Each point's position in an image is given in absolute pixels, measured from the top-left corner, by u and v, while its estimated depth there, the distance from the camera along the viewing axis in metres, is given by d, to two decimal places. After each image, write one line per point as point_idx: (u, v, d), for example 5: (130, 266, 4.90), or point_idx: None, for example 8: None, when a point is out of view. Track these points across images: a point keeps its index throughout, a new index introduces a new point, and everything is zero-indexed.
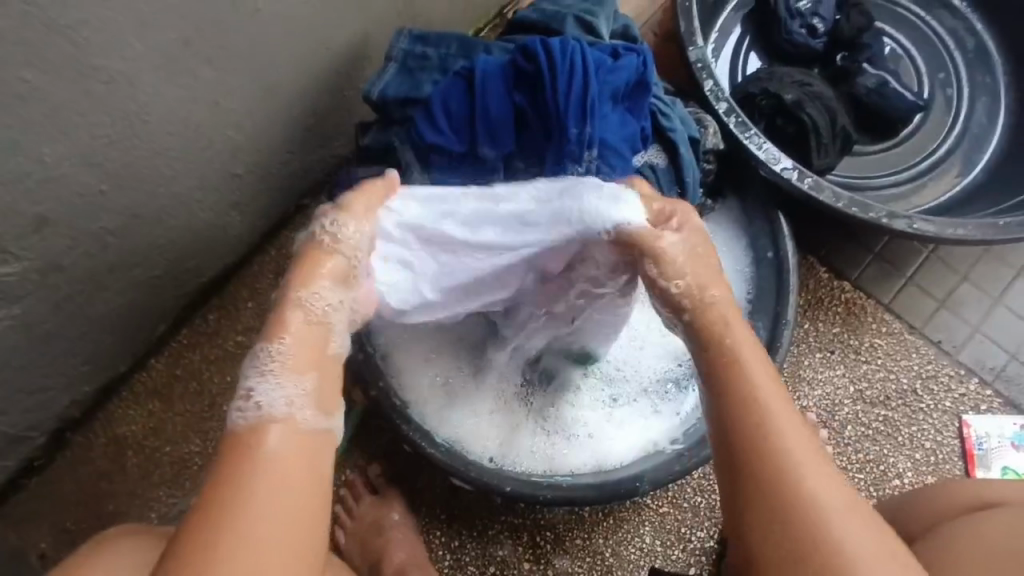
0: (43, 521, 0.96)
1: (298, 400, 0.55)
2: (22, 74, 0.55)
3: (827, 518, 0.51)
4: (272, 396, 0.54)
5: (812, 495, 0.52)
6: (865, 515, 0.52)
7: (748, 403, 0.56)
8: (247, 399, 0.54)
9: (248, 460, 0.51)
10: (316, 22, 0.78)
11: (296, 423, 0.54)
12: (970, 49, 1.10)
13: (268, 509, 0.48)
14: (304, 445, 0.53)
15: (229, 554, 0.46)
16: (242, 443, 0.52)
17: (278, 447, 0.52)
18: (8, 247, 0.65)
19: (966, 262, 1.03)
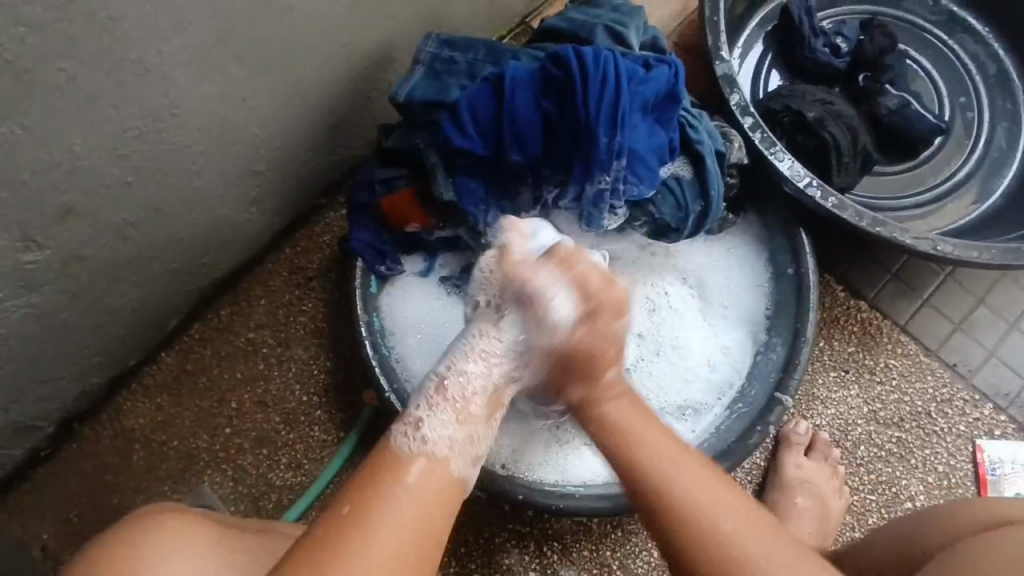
0: (48, 512, 0.95)
1: (458, 444, 0.58)
2: (60, 64, 0.55)
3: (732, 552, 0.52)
4: (435, 429, 0.58)
5: (717, 525, 0.54)
6: (749, 520, 0.54)
7: (655, 486, 0.57)
8: (414, 426, 0.58)
9: (394, 480, 0.54)
10: (346, 23, 0.78)
11: (445, 465, 0.57)
12: (990, 74, 1.10)
13: (405, 523, 0.52)
14: (446, 485, 0.56)
15: (365, 551, 0.50)
16: (397, 461, 0.56)
17: (422, 479, 0.55)
18: (31, 236, 0.65)
19: (983, 286, 1.02)
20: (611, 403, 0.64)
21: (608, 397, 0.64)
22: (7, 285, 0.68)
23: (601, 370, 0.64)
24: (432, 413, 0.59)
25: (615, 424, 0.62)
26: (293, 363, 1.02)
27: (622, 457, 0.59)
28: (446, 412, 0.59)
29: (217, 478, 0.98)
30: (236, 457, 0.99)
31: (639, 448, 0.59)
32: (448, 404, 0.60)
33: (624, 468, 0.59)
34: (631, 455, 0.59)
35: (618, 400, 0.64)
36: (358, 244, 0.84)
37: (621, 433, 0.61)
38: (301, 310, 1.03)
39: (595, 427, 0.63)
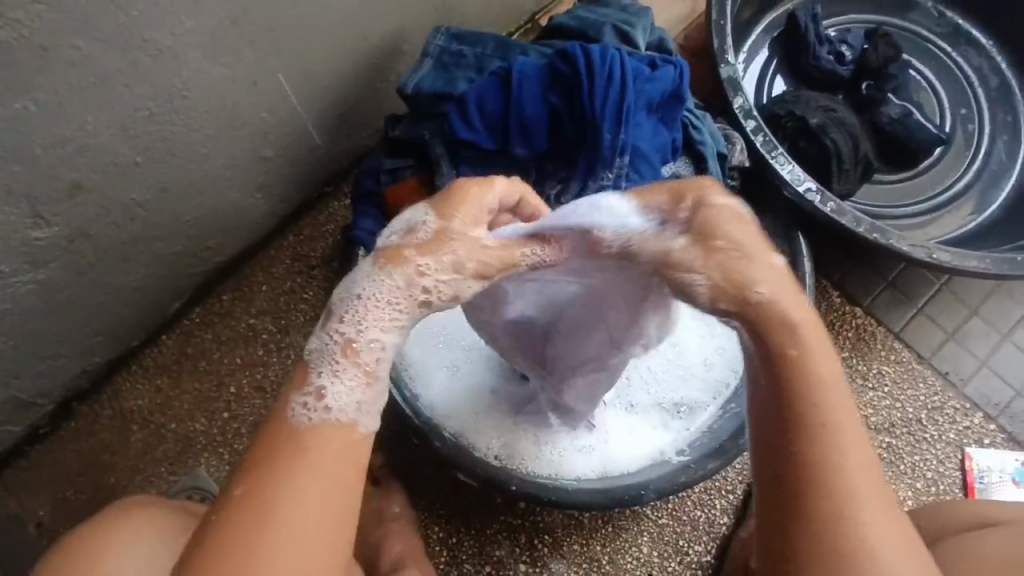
0: (44, 489, 0.96)
1: (368, 403, 0.47)
2: (76, 42, 0.56)
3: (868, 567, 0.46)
4: (339, 397, 0.46)
5: (867, 539, 0.46)
6: (905, 543, 0.47)
7: (824, 467, 0.47)
8: (316, 397, 0.46)
9: (296, 454, 0.45)
10: (357, 13, 0.79)
11: (354, 430, 0.47)
12: (992, 87, 1.12)
13: (314, 506, 0.44)
14: (358, 450, 0.47)
15: (270, 546, 0.43)
16: (293, 437, 0.46)
17: (326, 449, 0.46)
18: (40, 211, 0.66)
19: (977, 296, 1.03)
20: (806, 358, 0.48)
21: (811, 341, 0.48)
22: (14, 260, 0.69)
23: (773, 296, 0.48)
24: (333, 372, 0.47)
25: (810, 379, 0.48)
26: (292, 349, 1.02)
27: (809, 422, 0.47)
28: (351, 372, 0.47)
29: (212, 461, 0.98)
30: (232, 441, 0.99)
31: (833, 425, 0.47)
32: (353, 362, 0.47)
33: (808, 429, 0.47)
34: (818, 420, 0.47)
35: (827, 351, 0.49)
36: (360, 233, 0.84)
37: (816, 395, 0.47)
38: (302, 298, 1.04)
39: (767, 353, 0.48)
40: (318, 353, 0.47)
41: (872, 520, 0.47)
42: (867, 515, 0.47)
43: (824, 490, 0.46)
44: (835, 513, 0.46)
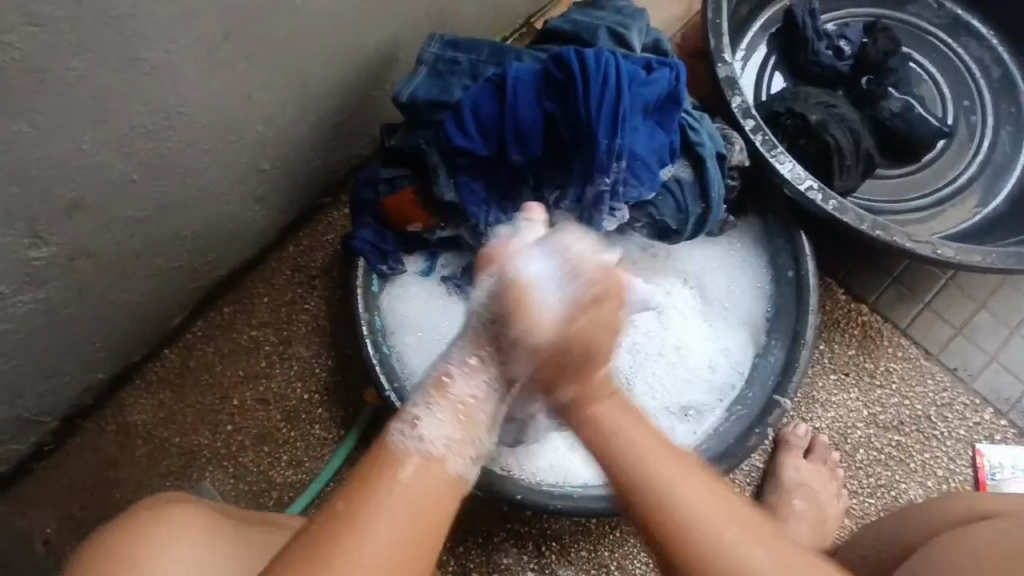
0: (50, 506, 0.96)
1: (457, 443, 0.55)
2: (70, 62, 0.56)
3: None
4: (432, 429, 0.55)
5: (742, 570, 0.49)
6: (766, 540, 0.50)
7: (660, 508, 0.51)
8: (412, 425, 0.54)
9: (392, 474, 0.51)
10: (353, 22, 0.78)
11: (443, 465, 0.53)
12: (995, 78, 1.10)
13: (401, 521, 0.49)
14: (440, 481, 0.53)
15: (360, 547, 0.47)
16: (392, 462, 0.52)
17: (418, 475, 0.52)
18: (38, 231, 0.66)
19: (983, 290, 1.02)
20: (594, 410, 0.58)
21: (606, 410, 0.57)
22: (14, 280, 0.68)
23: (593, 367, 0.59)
24: (432, 409, 0.56)
25: (599, 427, 0.57)
26: (295, 361, 1.02)
27: (628, 474, 0.53)
28: (445, 410, 0.56)
29: (217, 475, 0.98)
30: (236, 454, 0.99)
31: (641, 466, 0.53)
32: (452, 406, 0.56)
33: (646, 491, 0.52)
34: (637, 471, 0.53)
35: (676, 476, 0.53)
36: (360, 243, 0.84)
37: (609, 437, 0.56)
38: (304, 308, 1.04)
39: (582, 431, 0.58)
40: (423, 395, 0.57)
41: (745, 546, 0.49)
42: (718, 536, 0.50)
43: (668, 530, 0.51)
44: (683, 502, 0.51)
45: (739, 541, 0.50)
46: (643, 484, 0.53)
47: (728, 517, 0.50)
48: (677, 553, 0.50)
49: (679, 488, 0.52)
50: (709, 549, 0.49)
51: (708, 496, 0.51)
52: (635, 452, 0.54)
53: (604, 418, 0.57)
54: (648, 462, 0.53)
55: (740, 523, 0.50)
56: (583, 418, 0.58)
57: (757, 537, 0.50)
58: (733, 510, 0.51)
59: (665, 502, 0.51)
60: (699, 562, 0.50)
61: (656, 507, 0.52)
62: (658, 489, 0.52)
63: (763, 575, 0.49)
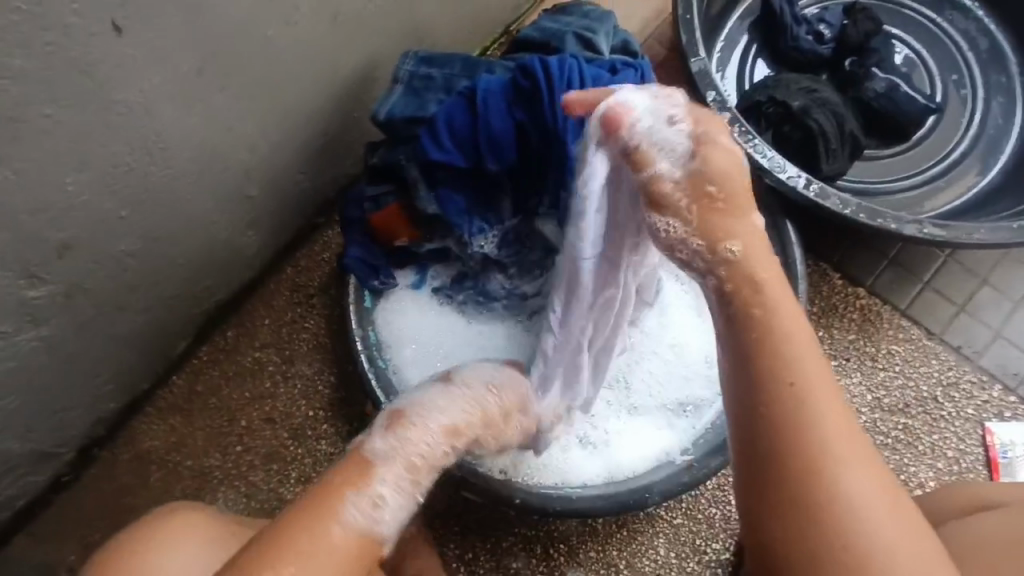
0: (71, 534, 0.99)
1: (392, 514, 0.57)
2: (47, 109, 0.58)
3: (853, 510, 0.47)
4: (380, 490, 0.57)
5: (846, 498, 0.47)
6: (892, 500, 0.48)
7: (795, 410, 0.49)
8: (367, 499, 0.56)
9: (329, 524, 0.53)
10: (327, 47, 0.80)
11: (373, 520, 0.55)
12: (983, 49, 1.09)
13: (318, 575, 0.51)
14: (369, 531, 0.55)
15: None
16: (334, 509, 0.54)
17: (354, 523, 0.54)
18: (33, 271, 0.68)
19: (984, 266, 1.01)
20: (756, 286, 0.53)
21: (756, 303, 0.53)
22: (15, 320, 0.71)
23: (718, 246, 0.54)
24: (387, 462, 0.59)
25: (770, 324, 0.52)
26: (298, 379, 1.04)
27: (781, 369, 0.50)
28: (395, 483, 0.58)
29: (229, 495, 1.01)
30: (246, 474, 1.01)
31: (801, 364, 0.51)
32: (405, 454, 0.60)
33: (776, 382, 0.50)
34: (782, 361, 0.50)
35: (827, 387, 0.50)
36: (350, 261, 0.86)
37: (774, 323, 0.52)
38: (304, 327, 1.06)
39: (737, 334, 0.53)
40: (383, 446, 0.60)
41: (858, 479, 0.48)
42: (836, 452, 0.48)
43: (805, 457, 0.48)
44: (817, 418, 0.49)
45: (855, 465, 0.48)
46: (804, 395, 0.50)
47: (853, 438, 0.49)
48: (777, 464, 0.49)
49: (823, 404, 0.49)
50: (819, 469, 0.48)
51: (843, 429, 0.49)
52: (790, 348, 0.51)
53: (768, 311, 0.52)
54: (811, 386, 0.50)
55: (857, 450, 0.49)
56: (740, 285, 0.54)
57: (869, 468, 0.49)
58: (855, 437, 0.49)
59: (799, 407, 0.49)
60: (806, 481, 0.48)
61: (781, 416, 0.49)
62: (797, 380, 0.50)
63: (865, 502, 0.47)
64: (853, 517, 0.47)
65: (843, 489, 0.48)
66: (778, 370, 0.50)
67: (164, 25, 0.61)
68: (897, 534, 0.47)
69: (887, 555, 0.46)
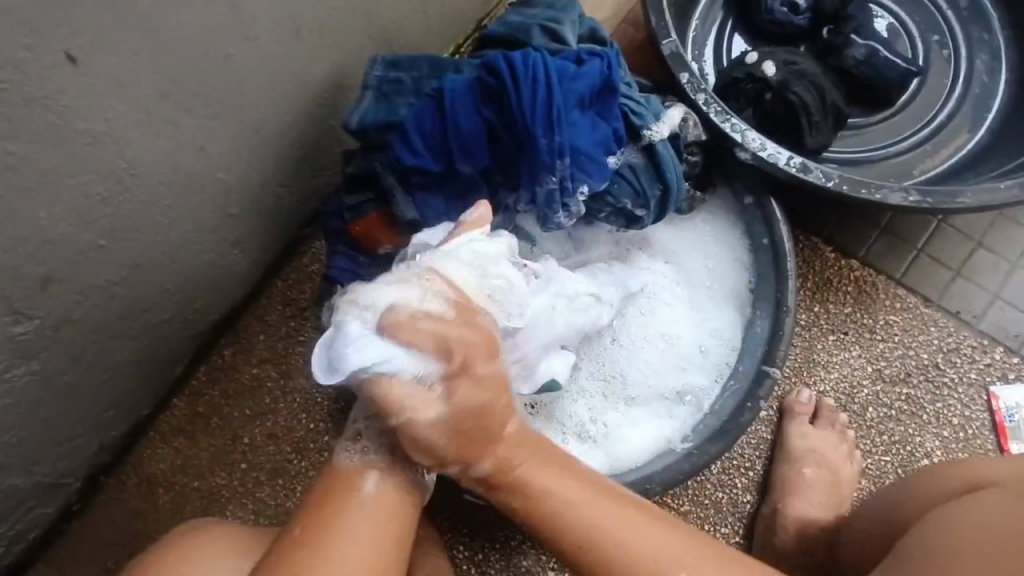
0: (87, 562, 1.00)
1: (386, 469, 0.66)
2: (10, 146, 0.58)
3: (628, 551, 0.64)
4: (371, 446, 0.67)
5: (627, 554, 0.64)
6: (676, 533, 0.66)
7: (607, 554, 0.64)
8: (356, 446, 0.67)
9: (353, 497, 0.64)
10: (293, 59, 0.79)
11: (392, 475, 0.66)
12: (964, 7, 1.06)
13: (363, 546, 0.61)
14: (398, 496, 0.66)
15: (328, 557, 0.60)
16: (347, 480, 0.65)
17: (379, 489, 0.65)
18: (17, 308, 0.69)
19: (979, 229, 0.99)
20: (501, 446, 0.66)
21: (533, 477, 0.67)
22: (5, 357, 0.72)
23: (500, 427, 0.66)
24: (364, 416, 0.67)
25: (541, 503, 0.66)
26: (296, 393, 1.05)
27: (549, 523, 0.66)
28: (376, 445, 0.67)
29: (238, 512, 1.01)
30: (253, 490, 1.02)
31: (538, 468, 0.67)
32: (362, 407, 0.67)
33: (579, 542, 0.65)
34: (541, 494, 0.66)
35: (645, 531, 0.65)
36: (336, 271, 0.85)
37: (535, 485, 0.66)
38: (299, 341, 1.06)
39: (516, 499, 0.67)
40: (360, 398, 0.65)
41: (668, 553, 0.64)
42: (627, 546, 0.64)
43: (587, 548, 0.65)
44: (592, 535, 0.65)
45: (637, 533, 0.65)
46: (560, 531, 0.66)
47: (611, 507, 0.66)
48: (575, 552, 0.66)
49: (554, 492, 0.66)
50: (625, 553, 0.64)
51: (615, 513, 0.66)
52: (534, 489, 0.66)
53: (533, 480, 0.66)
54: (571, 508, 0.66)
55: (629, 525, 0.65)
56: (501, 466, 0.66)
57: (652, 529, 0.65)
58: (609, 503, 0.66)
59: (556, 516, 0.66)
60: (604, 563, 0.65)
61: (562, 536, 0.66)
62: (538, 490, 0.66)
63: (674, 557, 0.64)
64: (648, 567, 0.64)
65: (623, 553, 0.64)
66: (595, 542, 0.65)
67: (119, 52, 0.61)
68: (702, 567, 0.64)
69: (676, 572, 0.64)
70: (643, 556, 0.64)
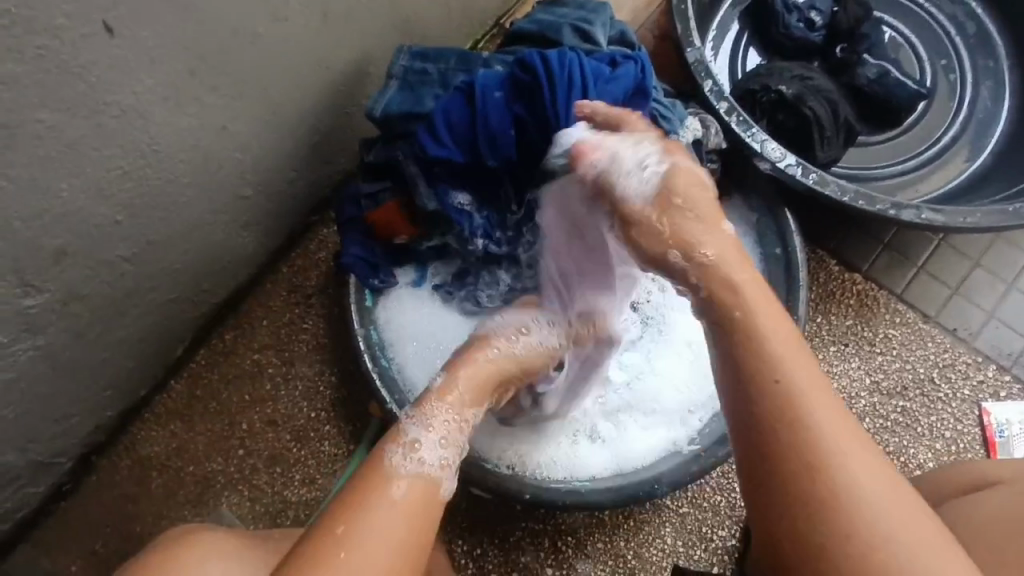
0: (74, 544, 0.97)
1: (449, 466, 0.59)
2: (39, 114, 0.57)
3: (839, 482, 0.45)
4: (431, 453, 0.58)
5: (853, 492, 0.45)
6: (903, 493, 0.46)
7: (809, 459, 0.46)
8: (410, 448, 0.57)
9: (390, 495, 0.52)
10: (320, 43, 0.79)
11: (436, 483, 0.55)
12: (971, 33, 1.10)
13: (394, 539, 0.49)
14: (434, 502, 0.54)
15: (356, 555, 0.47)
16: (390, 478, 0.53)
17: (411, 491, 0.52)
18: (29, 280, 0.67)
19: (976, 248, 1.02)
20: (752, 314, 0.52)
21: (796, 374, 0.49)
22: (12, 330, 0.70)
23: (714, 240, 0.57)
24: (433, 422, 0.60)
25: (811, 426, 0.47)
26: (298, 381, 1.04)
27: (785, 403, 0.48)
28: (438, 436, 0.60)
29: (233, 499, 1.00)
30: (250, 478, 1.00)
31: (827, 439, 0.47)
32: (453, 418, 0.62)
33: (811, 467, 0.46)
34: (748, 308, 0.53)
35: (869, 462, 0.46)
36: (347, 260, 0.85)
37: (794, 396, 0.48)
38: (303, 328, 1.05)
39: (753, 391, 0.49)
40: (430, 404, 0.62)
41: (877, 494, 0.45)
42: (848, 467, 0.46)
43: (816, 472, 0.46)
44: (808, 428, 0.47)
45: (853, 454, 0.46)
46: (840, 462, 0.46)
47: (847, 432, 0.47)
48: (772, 423, 0.48)
49: (811, 391, 0.48)
50: (779, 372, 0.49)
51: (853, 445, 0.47)
52: (797, 392, 0.48)
53: (792, 377, 0.49)
54: (835, 433, 0.47)
55: (883, 482, 0.45)
56: (745, 335, 0.51)
57: (864, 450, 0.47)
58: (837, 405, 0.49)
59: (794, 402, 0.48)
60: (795, 467, 0.47)
61: (770, 405, 0.48)
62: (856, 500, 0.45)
63: (856, 483, 0.45)
64: (841, 493, 0.45)
65: (843, 478, 0.45)
66: (798, 430, 0.47)
67: (153, 25, 0.60)
68: (884, 498, 0.45)
69: (891, 535, 0.44)
70: (842, 481, 0.45)
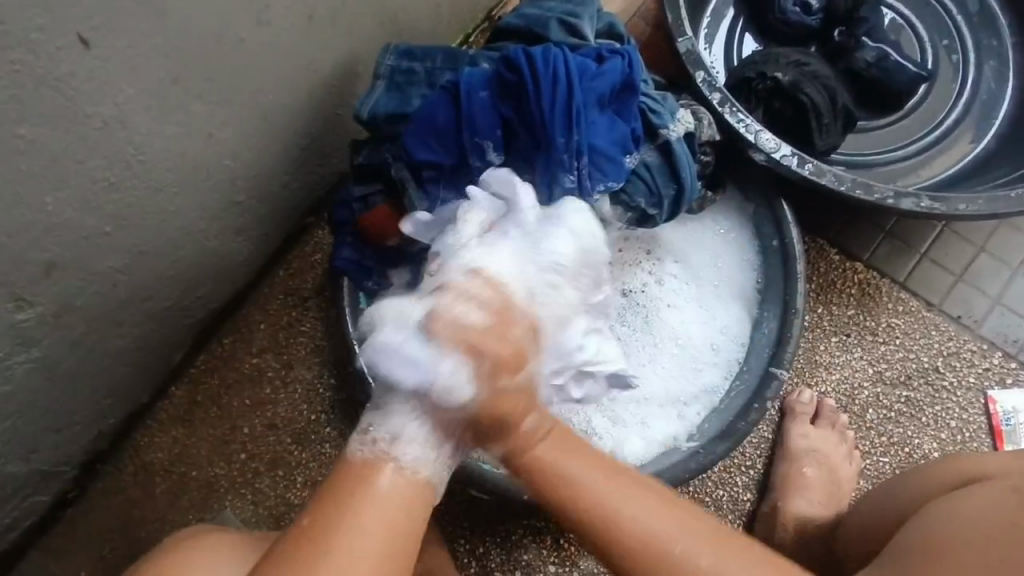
0: (82, 550, 0.98)
1: (414, 441, 0.58)
2: (19, 129, 0.56)
3: (655, 541, 0.59)
4: (391, 435, 0.58)
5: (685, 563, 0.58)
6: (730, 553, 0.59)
7: (631, 556, 0.59)
8: (370, 438, 0.58)
9: (372, 488, 0.56)
10: (305, 45, 0.78)
11: (410, 469, 0.58)
12: (973, 12, 1.07)
13: (377, 531, 0.54)
14: (414, 487, 0.57)
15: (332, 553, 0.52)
16: (368, 476, 0.56)
17: (395, 483, 0.57)
18: (20, 293, 0.67)
19: (981, 234, 1.00)
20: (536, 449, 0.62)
21: (564, 462, 0.61)
22: (6, 344, 0.70)
23: (516, 423, 0.61)
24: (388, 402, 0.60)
25: (593, 522, 0.59)
26: (297, 384, 1.04)
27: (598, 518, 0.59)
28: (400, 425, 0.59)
29: (237, 503, 1.00)
30: (252, 481, 1.01)
31: (626, 516, 0.59)
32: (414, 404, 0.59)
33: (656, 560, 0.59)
34: (558, 465, 0.61)
35: (702, 542, 0.59)
36: (339, 263, 0.84)
37: (585, 498, 0.60)
38: (301, 331, 1.05)
39: (553, 497, 0.61)
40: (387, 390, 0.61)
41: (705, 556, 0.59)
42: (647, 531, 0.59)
43: (643, 546, 0.59)
44: (626, 529, 0.59)
45: (641, 510, 0.60)
46: (635, 523, 0.59)
47: (671, 512, 0.60)
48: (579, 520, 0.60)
49: (597, 490, 0.60)
50: (576, 501, 0.60)
51: (671, 514, 0.60)
52: (626, 525, 0.59)
53: (585, 484, 0.60)
54: (664, 536, 0.59)
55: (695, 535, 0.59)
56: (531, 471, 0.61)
57: (658, 504, 0.61)
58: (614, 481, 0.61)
59: (608, 522, 0.59)
60: (627, 549, 0.59)
61: (553, 488, 0.61)
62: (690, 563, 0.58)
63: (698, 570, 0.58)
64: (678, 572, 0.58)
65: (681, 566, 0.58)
66: (603, 517, 0.59)
67: (131, 34, 0.59)
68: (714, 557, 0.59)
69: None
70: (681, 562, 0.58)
